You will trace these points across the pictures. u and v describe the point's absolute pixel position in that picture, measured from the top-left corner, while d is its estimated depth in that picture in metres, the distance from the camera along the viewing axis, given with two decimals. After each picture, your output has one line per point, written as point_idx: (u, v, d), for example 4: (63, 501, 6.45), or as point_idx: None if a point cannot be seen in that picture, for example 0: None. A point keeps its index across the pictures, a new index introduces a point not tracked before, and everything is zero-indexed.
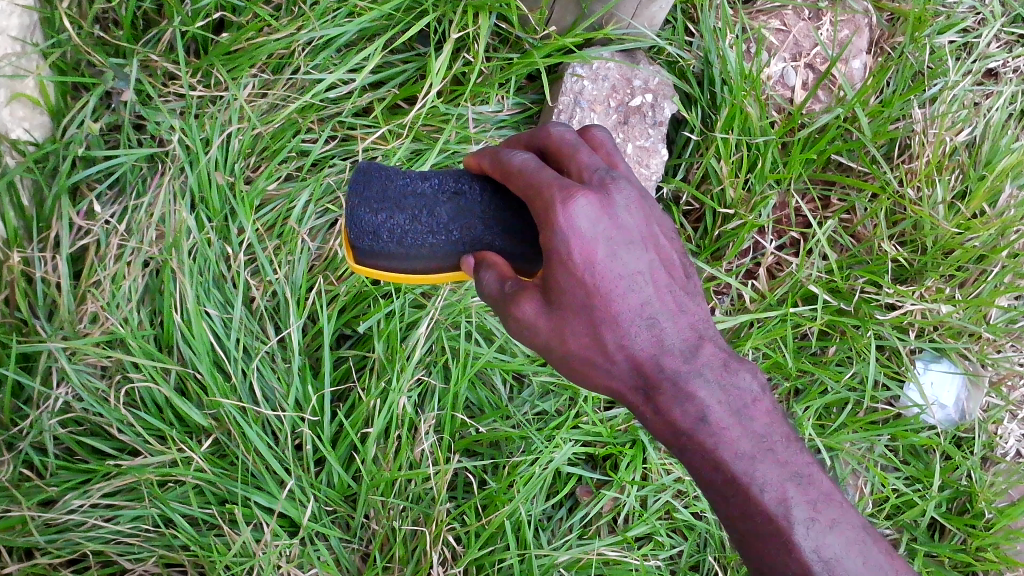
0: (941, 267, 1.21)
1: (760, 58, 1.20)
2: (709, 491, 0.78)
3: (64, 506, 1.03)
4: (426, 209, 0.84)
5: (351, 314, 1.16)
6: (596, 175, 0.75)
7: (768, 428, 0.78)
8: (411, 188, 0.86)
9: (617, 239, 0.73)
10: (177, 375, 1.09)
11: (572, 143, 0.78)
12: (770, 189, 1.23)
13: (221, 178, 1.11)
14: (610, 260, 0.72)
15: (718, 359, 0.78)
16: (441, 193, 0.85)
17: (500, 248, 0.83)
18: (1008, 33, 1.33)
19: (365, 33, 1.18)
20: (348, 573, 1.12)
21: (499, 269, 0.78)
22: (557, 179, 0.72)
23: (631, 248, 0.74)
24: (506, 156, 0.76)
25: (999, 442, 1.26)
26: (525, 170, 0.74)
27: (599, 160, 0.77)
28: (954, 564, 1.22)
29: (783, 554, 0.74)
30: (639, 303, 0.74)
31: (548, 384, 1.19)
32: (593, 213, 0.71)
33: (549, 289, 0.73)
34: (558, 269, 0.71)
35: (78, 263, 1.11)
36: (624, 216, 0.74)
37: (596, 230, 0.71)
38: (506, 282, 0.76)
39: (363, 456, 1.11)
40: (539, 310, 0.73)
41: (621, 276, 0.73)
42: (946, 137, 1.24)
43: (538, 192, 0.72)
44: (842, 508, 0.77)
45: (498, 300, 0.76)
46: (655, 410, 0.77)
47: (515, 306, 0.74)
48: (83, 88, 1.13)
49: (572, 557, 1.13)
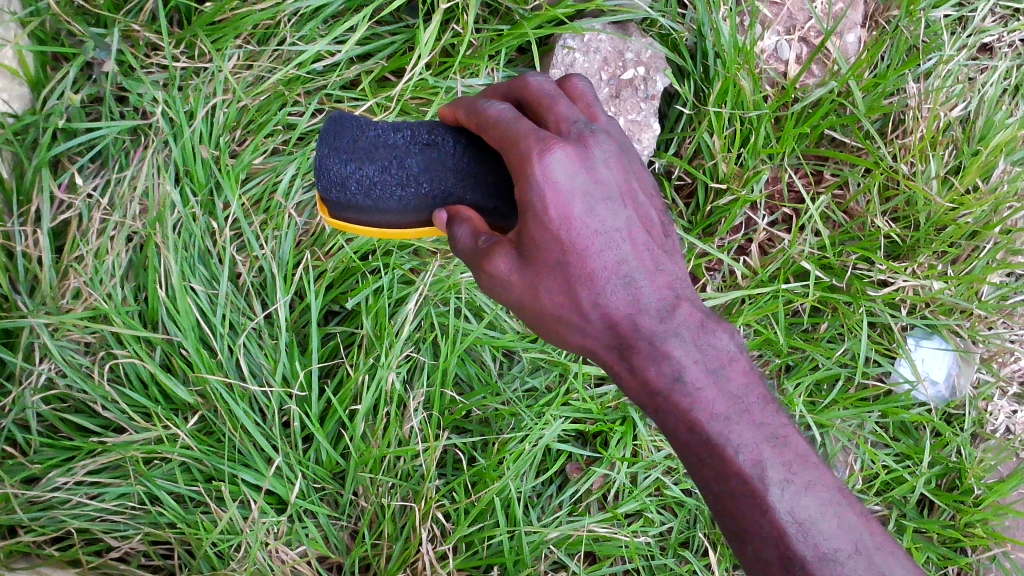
0: (933, 243, 1.21)
1: (754, 30, 1.18)
2: (684, 454, 0.78)
3: (49, 483, 1.02)
4: (397, 161, 0.83)
5: (338, 289, 1.14)
6: (574, 128, 0.74)
7: (745, 389, 0.79)
8: (382, 138, 0.84)
9: (595, 194, 0.72)
10: (162, 351, 1.08)
11: (551, 95, 0.77)
12: (763, 164, 1.22)
13: (206, 151, 1.09)
14: (586, 216, 0.72)
15: (696, 318, 0.78)
16: (413, 144, 0.84)
17: (471, 203, 0.83)
18: (1004, 7, 1.31)
19: (352, 3, 1.16)
20: (337, 550, 1.11)
21: (473, 223, 0.77)
22: (535, 132, 0.71)
23: (608, 203, 0.73)
24: (481, 106, 0.75)
25: (989, 418, 1.24)
26: (501, 120, 0.73)
27: (578, 112, 0.76)
28: (942, 540, 1.22)
29: (757, 516, 0.75)
30: (616, 261, 0.74)
31: (538, 359, 1.17)
32: (571, 165, 0.70)
33: (524, 245, 0.72)
34: (532, 224, 0.71)
35: (60, 237, 1.10)
36: (602, 170, 0.73)
37: (573, 184, 0.70)
38: (481, 237, 0.76)
39: (351, 433, 1.10)
40: (513, 265, 0.73)
41: (598, 233, 0.73)
42: (941, 111, 1.23)
43: (514, 144, 0.71)
44: (819, 470, 0.77)
45: (472, 255, 0.76)
46: (630, 369, 0.77)
47: (488, 261, 0.74)
48: (63, 58, 1.10)
49: (561, 534, 1.12)
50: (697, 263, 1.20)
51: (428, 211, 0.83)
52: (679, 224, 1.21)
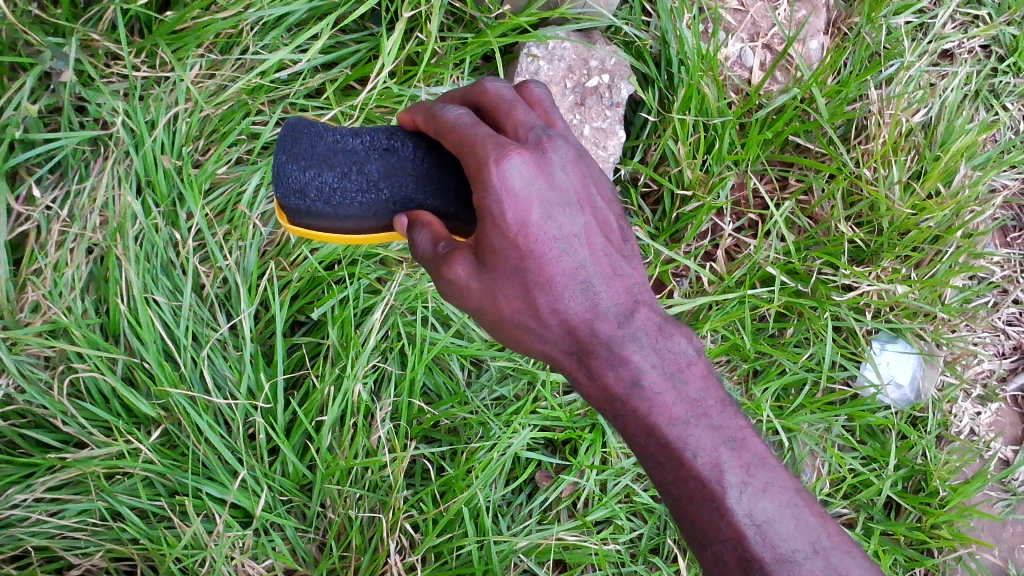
0: (896, 247, 1.22)
1: (717, 38, 1.19)
2: (643, 458, 0.79)
3: (6, 500, 1.00)
4: (356, 166, 0.83)
5: (304, 300, 1.13)
6: (532, 134, 0.74)
7: (702, 392, 0.79)
8: (340, 144, 0.84)
9: (553, 200, 0.72)
10: (124, 365, 1.06)
11: (510, 100, 0.76)
12: (728, 170, 1.22)
13: (167, 161, 1.08)
14: (544, 222, 0.72)
15: (654, 323, 0.78)
16: (373, 150, 0.84)
17: (432, 207, 0.82)
18: (963, 14, 1.33)
19: (316, 11, 1.15)
20: (304, 563, 1.10)
21: (433, 228, 0.76)
22: (492, 137, 0.70)
23: (566, 209, 0.73)
24: (439, 110, 0.74)
25: (954, 420, 1.26)
26: (459, 125, 0.73)
27: (536, 118, 0.76)
28: (909, 543, 1.23)
29: (715, 519, 0.75)
30: (575, 266, 0.74)
31: (506, 368, 1.17)
32: (528, 171, 0.70)
33: (482, 251, 0.72)
34: (491, 230, 0.71)
35: (18, 250, 1.08)
36: (560, 176, 0.73)
37: (530, 190, 0.70)
38: (440, 242, 0.75)
39: (318, 445, 1.09)
40: (471, 272, 0.72)
41: (556, 238, 0.72)
42: (903, 117, 1.24)
43: (472, 149, 0.71)
44: (776, 472, 0.78)
45: (431, 261, 0.75)
46: (589, 374, 0.77)
47: (447, 267, 0.73)
48: (20, 68, 1.07)
49: (530, 543, 1.11)
50: (664, 270, 1.20)
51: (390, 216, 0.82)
52: (644, 231, 1.21)
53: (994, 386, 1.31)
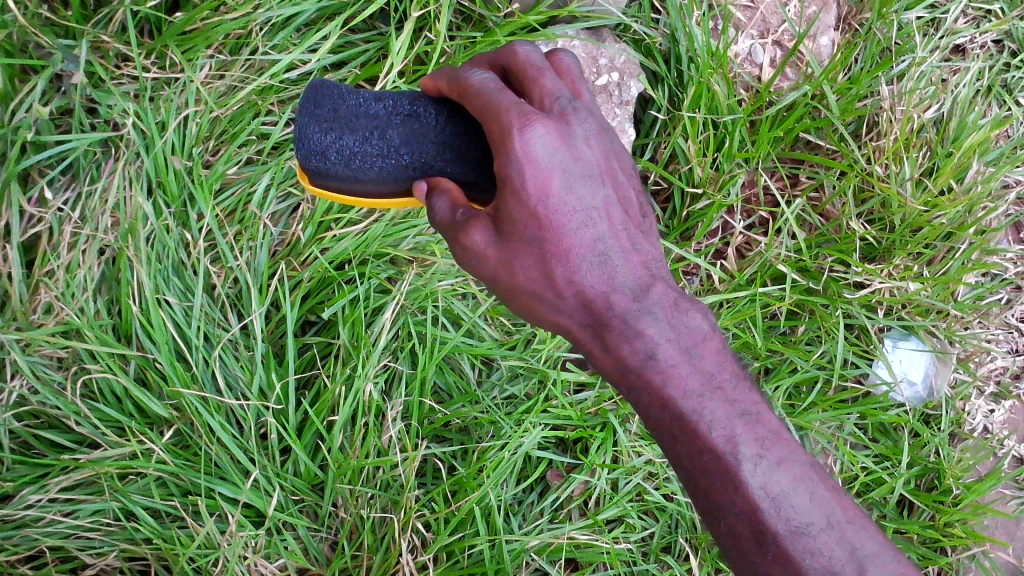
0: (908, 245, 1.21)
1: (726, 34, 1.18)
2: (657, 431, 0.78)
3: (21, 501, 1.00)
4: (378, 131, 0.84)
5: (315, 299, 1.13)
6: (557, 105, 0.74)
7: (718, 367, 0.78)
8: (364, 108, 0.86)
9: (574, 172, 0.73)
10: (137, 365, 1.07)
11: (539, 66, 0.76)
12: (738, 167, 1.22)
13: (178, 162, 1.08)
14: (564, 193, 0.73)
15: (669, 297, 0.78)
16: (394, 115, 0.86)
17: (451, 174, 0.84)
18: (975, 8, 1.32)
19: (325, 11, 1.16)
20: (317, 563, 1.10)
21: (451, 196, 0.78)
22: (517, 104, 0.71)
23: (586, 182, 0.74)
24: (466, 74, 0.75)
25: (967, 418, 1.26)
26: (484, 90, 0.73)
27: (564, 87, 0.76)
28: (922, 541, 1.22)
29: (730, 491, 0.74)
30: (592, 239, 0.75)
31: (517, 367, 1.17)
32: (550, 142, 0.71)
33: (500, 221, 0.73)
34: (510, 198, 0.72)
35: (30, 252, 1.08)
36: (581, 150, 0.74)
37: (552, 161, 0.71)
38: (457, 210, 0.76)
39: (330, 444, 1.09)
40: (488, 240, 0.74)
41: (575, 210, 0.74)
42: (914, 113, 1.23)
43: (496, 115, 0.71)
44: (792, 447, 0.77)
45: (447, 229, 0.77)
46: (604, 347, 0.77)
47: (464, 236, 0.74)
48: (31, 71, 1.07)
49: (542, 542, 1.11)
50: (675, 268, 1.20)
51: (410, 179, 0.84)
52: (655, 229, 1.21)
53: (1007, 383, 1.30)
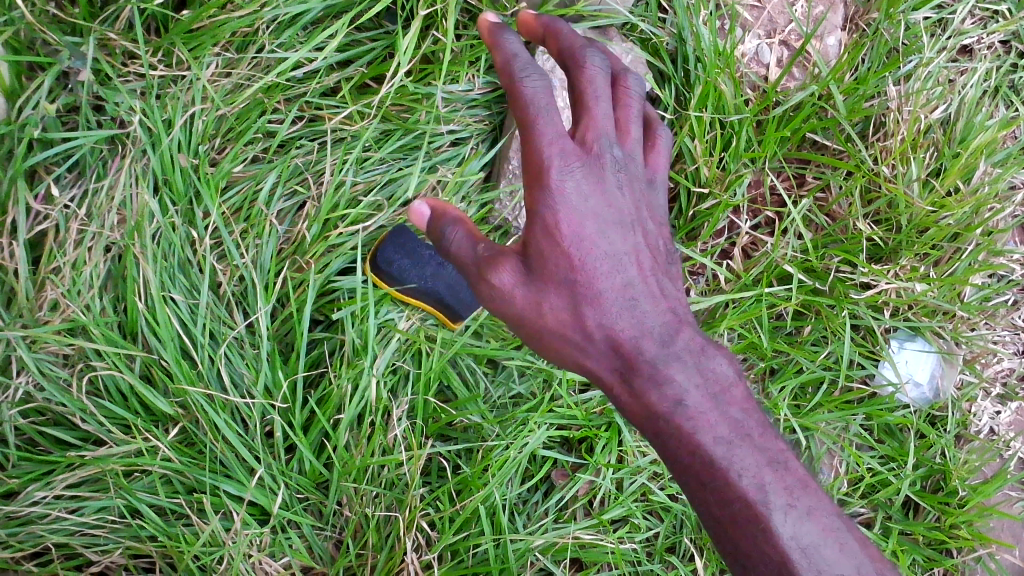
0: (915, 245, 1.21)
1: (734, 34, 1.18)
2: (682, 476, 0.78)
3: (27, 498, 1.00)
4: (423, 262, 1.15)
5: (323, 299, 1.14)
6: (598, 143, 0.79)
7: (745, 415, 0.79)
8: (421, 250, 1.16)
9: (605, 218, 0.79)
10: (142, 363, 1.07)
11: (596, 92, 0.80)
12: (745, 167, 1.21)
13: (184, 160, 1.08)
14: (595, 237, 0.78)
15: (696, 344, 0.81)
16: (436, 262, 1.16)
17: (445, 299, 1.14)
18: (982, 9, 1.32)
19: (332, 10, 1.16)
20: (321, 561, 1.11)
21: (465, 227, 0.81)
22: (562, 140, 0.76)
23: (617, 229, 0.80)
24: (519, 78, 0.77)
25: (973, 419, 1.26)
26: (536, 106, 0.76)
27: (610, 123, 0.80)
28: (928, 543, 1.22)
29: (760, 541, 0.73)
30: (621, 281, 0.79)
31: (523, 366, 1.17)
32: (583, 187, 0.77)
33: (530, 258, 0.78)
34: (544, 239, 0.77)
35: (36, 249, 1.07)
36: (613, 195, 0.80)
37: (586, 206, 0.77)
38: (478, 246, 0.80)
39: (335, 443, 1.09)
40: (517, 279, 0.78)
41: (605, 254, 0.78)
42: (922, 114, 1.23)
43: (537, 151, 0.76)
44: (818, 496, 0.77)
45: (469, 264, 0.80)
46: (631, 392, 0.79)
47: (493, 272, 0.78)
48: (38, 68, 1.07)
49: (547, 541, 1.11)
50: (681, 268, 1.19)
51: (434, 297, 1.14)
52: None
53: (1014, 385, 1.29)
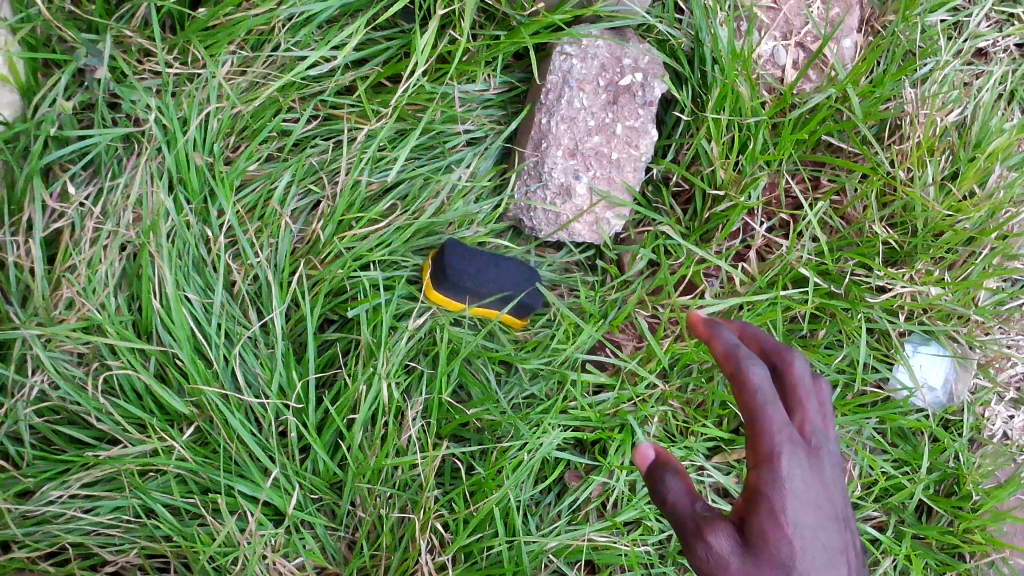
0: (931, 249, 1.21)
1: (751, 36, 1.18)
2: None
3: (42, 497, 1.00)
4: (492, 276, 1.11)
5: (338, 299, 1.13)
6: (815, 439, 0.68)
7: None
8: (488, 262, 1.11)
9: (821, 520, 0.66)
10: (157, 362, 1.06)
11: (808, 389, 0.70)
12: (761, 170, 1.21)
13: (199, 158, 1.07)
14: (813, 542, 0.65)
15: None
16: (504, 273, 1.12)
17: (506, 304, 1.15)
18: (998, 12, 1.31)
19: (348, 8, 1.15)
20: (335, 561, 1.10)
21: (685, 478, 0.67)
22: (788, 429, 0.65)
23: (829, 527, 0.67)
24: (746, 365, 0.66)
25: (986, 424, 1.25)
26: (763, 396, 0.65)
27: (820, 416, 0.70)
28: (940, 547, 1.22)
29: None
30: (830, 548, 0.66)
31: (537, 368, 1.17)
32: (806, 480, 0.66)
33: (748, 530, 0.65)
34: (766, 516, 0.64)
35: (52, 247, 1.07)
36: (830, 491, 0.68)
37: (808, 496, 0.66)
38: (697, 503, 0.66)
39: (349, 442, 1.09)
40: (732, 546, 0.64)
41: (823, 550, 0.65)
42: (937, 117, 1.23)
43: (758, 443, 0.66)
44: None
45: (680, 521, 0.66)
46: None
47: (704, 538, 0.64)
48: (54, 65, 1.07)
49: (560, 543, 1.11)
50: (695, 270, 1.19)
51: (501, 302, 1.14)
52: (675, 230, 1.22)
53: None
